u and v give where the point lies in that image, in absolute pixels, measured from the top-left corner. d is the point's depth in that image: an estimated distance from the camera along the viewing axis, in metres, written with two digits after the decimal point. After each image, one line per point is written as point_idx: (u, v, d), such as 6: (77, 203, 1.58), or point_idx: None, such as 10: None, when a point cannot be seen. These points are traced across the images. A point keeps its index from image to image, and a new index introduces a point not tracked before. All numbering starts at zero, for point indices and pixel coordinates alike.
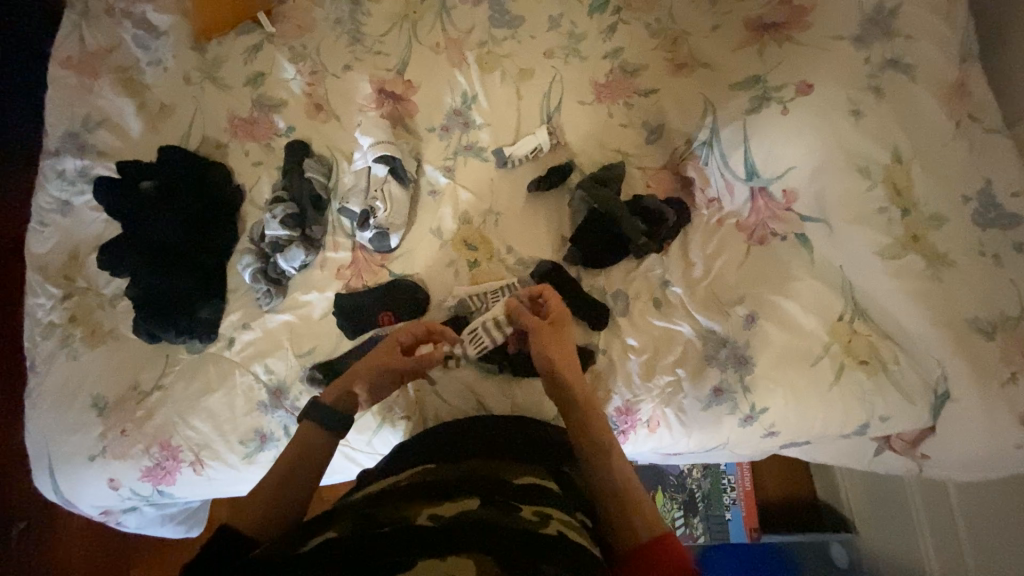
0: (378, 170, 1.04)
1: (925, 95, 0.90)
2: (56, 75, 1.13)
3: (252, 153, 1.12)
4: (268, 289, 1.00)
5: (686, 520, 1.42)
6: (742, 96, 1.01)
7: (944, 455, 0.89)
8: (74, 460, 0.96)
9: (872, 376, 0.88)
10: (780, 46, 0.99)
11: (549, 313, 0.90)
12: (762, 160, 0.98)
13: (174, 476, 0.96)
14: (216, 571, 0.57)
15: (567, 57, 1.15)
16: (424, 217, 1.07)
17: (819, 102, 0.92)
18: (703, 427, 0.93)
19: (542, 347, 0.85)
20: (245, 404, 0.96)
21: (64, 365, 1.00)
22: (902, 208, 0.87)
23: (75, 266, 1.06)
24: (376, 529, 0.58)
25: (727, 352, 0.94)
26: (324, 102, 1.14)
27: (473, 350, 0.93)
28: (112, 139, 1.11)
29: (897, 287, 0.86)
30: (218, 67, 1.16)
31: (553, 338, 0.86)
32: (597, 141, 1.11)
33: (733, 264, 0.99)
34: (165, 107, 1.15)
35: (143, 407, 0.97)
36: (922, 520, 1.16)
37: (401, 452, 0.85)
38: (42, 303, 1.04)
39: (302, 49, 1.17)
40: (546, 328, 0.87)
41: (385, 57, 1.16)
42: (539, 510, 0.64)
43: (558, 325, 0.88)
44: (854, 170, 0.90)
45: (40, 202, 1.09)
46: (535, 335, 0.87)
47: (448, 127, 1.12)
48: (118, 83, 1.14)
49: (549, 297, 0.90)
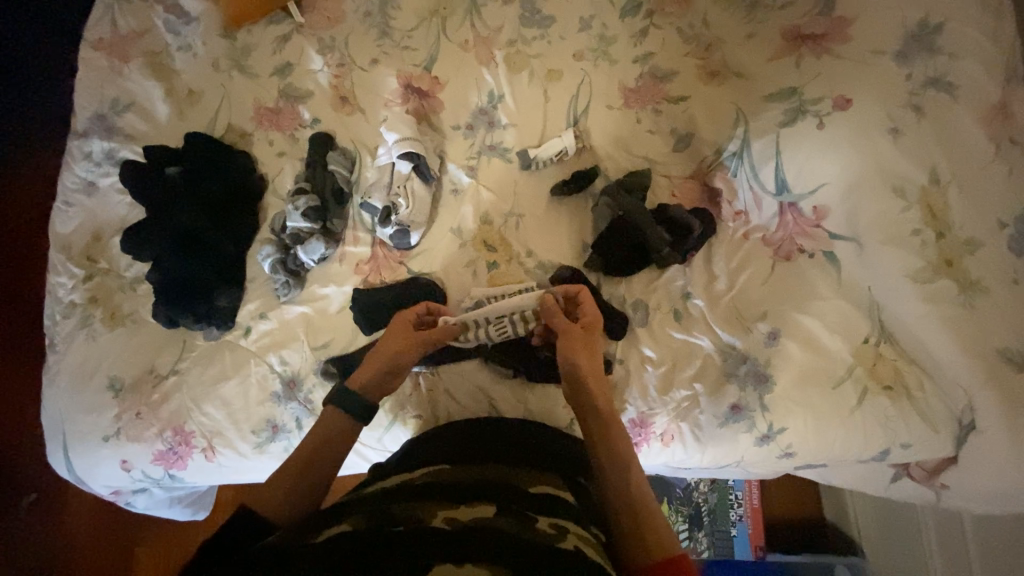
0: (402, 166, 1.03)
1: (968, 115, 0.86)
2: (87, 56, 1.14)
3: (276, 143, 1.12)
4: (286, 280, 1.00)
5: (690, 534, 1.40)
6: (777, 108, 0.99)
7: (965, 486, 0.87)
8: (89, 439, 0.97)
9: (896, 403, 0.86)
10: (818, 58, 0.97)
11: (582, 317, 0.90)
12: (794, 175, 0.97)
13: (186, 462, 0.96)
14: (230, 555, 0.57)
15: (596, 60, 1.13)
16: (445, 216, 1.06)
17: (856, 118, 0.90)
18: (718, 443, 0.91)
19: (570, 348, 0.86)
20: (259, 394, 0.96)
21: (83, 345, 1.01)
22: (938, 231, 0.85)
23: (98, 247, 1.07)
24: (391, 527, 0.57)
25: (747, 368, 0.92)
26: (349, 96, 1.14)
27: (495, 335, 0.93)
28: (140, 122, 1.12)
29: (929, 313, 0.84)
30: (246, 55, 1.17)
31: (581, 343, 0.87)
32: (623, 147, 1.09)
33: (757, 279, 0.98)
34: (193, 93, 1.16)
35: (159, 391, 0.97)
36: (935, 549, 1.14)
37: (413, 449, 0.85)
38: (64, 283, 1.05)
39: (331, 41, 1.16)
40: (576, 331, 0.87)
41: (413, 52, 1.15)
42: (555, 522, 0.63)
43: (589, 329, 0.89)
44: (890, 190, 0.88)
45: (65, 182, 1.10)
46: (564, 336, 0.87)
47: (473, 126, 1.11)
48: (147, 67, 1.14)
49: (586, 301, 0.91)
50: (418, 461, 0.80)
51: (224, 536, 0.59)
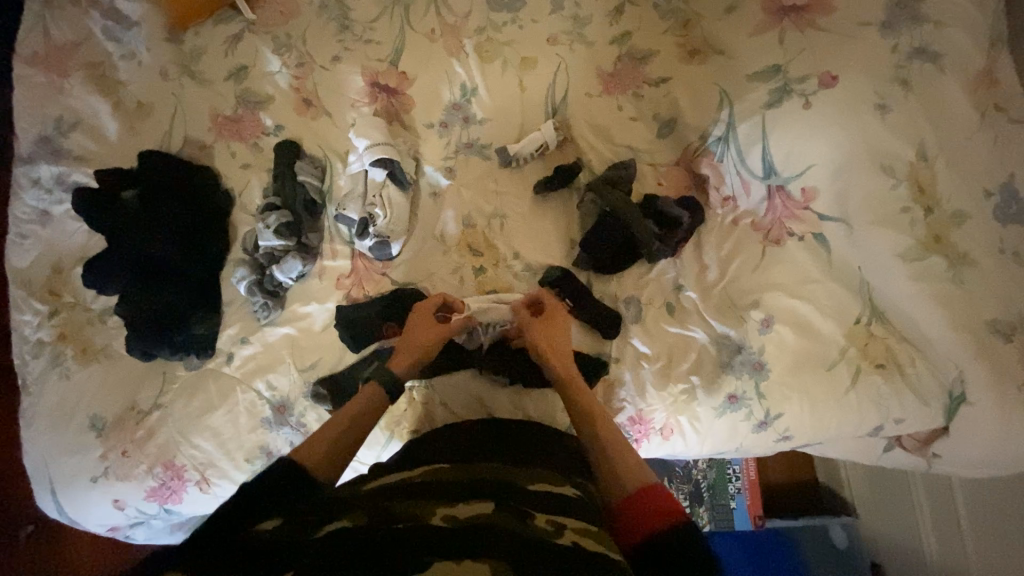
0: (376, 173, 0.98)
1: (953, 86, 0.84)
2: (22, 73, 1.04)
3: (239, 155, 1.06)
4: (265, 302, 0.96)
5: (692, 510, 1.43)
6: (761, 88, 0.95)
7: (956, 454, 0.89)
8: (76, 482, 0.94)
9: (888, 380, 0.87)
10: (801, 32, 0.93)
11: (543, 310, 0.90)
12: (782, 156, 0.94)
13: (180, 495, 0.94)
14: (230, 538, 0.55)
15: (571, 44, 1.07)
16: (425, 221, 1.02)
17: (842, 96, 0.88)
18: (717, 434, 0.92)
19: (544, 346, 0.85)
20: (249, 421, 0.93)
21: (57, 385, 0.96)
22: (925, 207, 0.84)
23: (60, 280, 1.01)
24: (391, 524, 0.56)
25: (742, 358, 0.91)
26: (313, 98, 1.07)
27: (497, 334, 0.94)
28: (88, 142, 1.04)
29: (919, 291, 0.84)
30: (197, 60, 1.08)
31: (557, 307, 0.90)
32: (606, 136, 1.05)
33: (748, 266, 0.96)
34: (142, 106, 1.07)
35: (143, 427, 0.94)
36: (924, 505, 1.19)
37: (409, 452, 0.82)
38: (29, 321, 0.99)
39: (287, 39, 1.08)
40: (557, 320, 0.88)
41: (376, 46, 1.08)
42: (553, 519, 0.62)
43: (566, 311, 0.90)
44: (878, 168, 0.86)
45: (15, 212, 1.02)
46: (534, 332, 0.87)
47: (447, 123, 1.05)
48: (89, 81, 1.06)
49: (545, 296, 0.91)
50: (417, 459, 0.78)
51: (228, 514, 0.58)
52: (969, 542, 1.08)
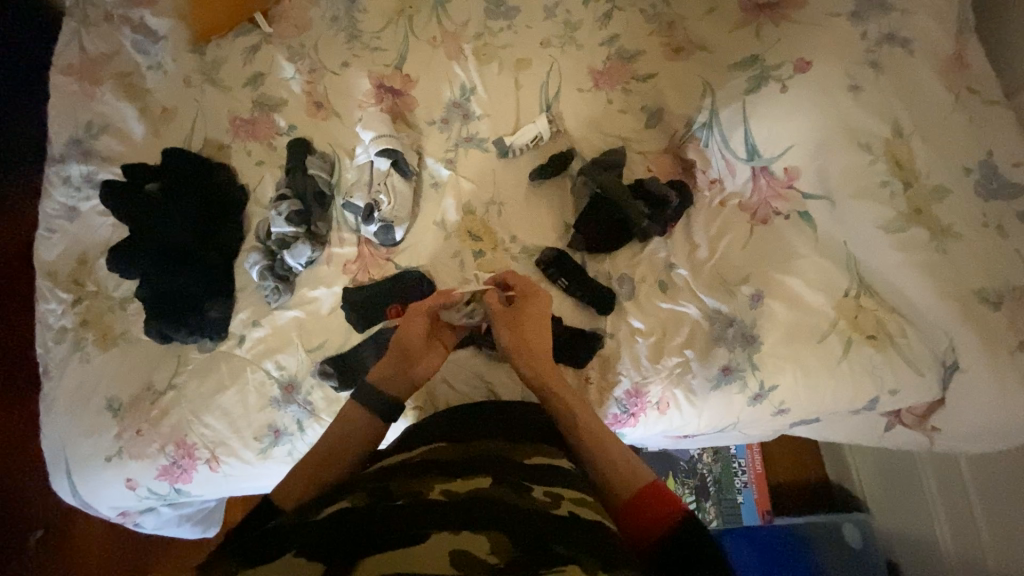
0: (381, 163, 1.05)
1: (922, 70, 0.90)
2: (58, 82, 1.14)
3: (254, 153, 1.13)
4: (276, 286, 1.01)
5: (699, 505, 1.41)
6: (742, 77, 1.02)
7: (955, 427, 0.89)
8: (91, 462, 0.97)
9: (881, 351, 0.88)
10: (777, 25, 1.00)
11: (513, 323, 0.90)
12: (763, 140, 0.99)
13: (190, 474, 0.96)
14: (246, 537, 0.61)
15: (563, 46, 1.15)
16: (427, 210, 1.07)
17: (817, 79, 0.93)
18: (714, 406, 0.92)
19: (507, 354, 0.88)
20: (258, 400, 0.97)
21: (76, 368, 1.01)
22: (905, 181, 0.88)
23: (84, 270, 1.07)
24: (390, 501, 0.60)
25: (734, 331, 0.94)
26: (324, 100, 1.15)
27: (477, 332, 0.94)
28: (116, 144, 1.12)
29: (906, 261, 0.86)
30: (217, 69, 1.17)
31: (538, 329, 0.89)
32: (597, 128, 1.11)
33: (737, 244, 1.00)
34: (167, 111, 1.16)
35: (157, 407, 0.97)
36: (935, 495, 1.18)
37: (411, 434, 0.84)
38: (53, 309, 1.05)
39: (300, 48, 1.17)
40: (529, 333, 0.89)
41: (382, 52, 1.17)
42: (551, 491, 0.65)
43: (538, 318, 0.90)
44: (855, 144, 0.90)
45: (46, 209, 1.10)
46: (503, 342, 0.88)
47: (448, 120, 1.12)
48: (119, 88, 1.15)
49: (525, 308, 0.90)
50: (418, 441, 0.81)
51: (242, 527, 0.64)
52: (983, 527, 1.05)
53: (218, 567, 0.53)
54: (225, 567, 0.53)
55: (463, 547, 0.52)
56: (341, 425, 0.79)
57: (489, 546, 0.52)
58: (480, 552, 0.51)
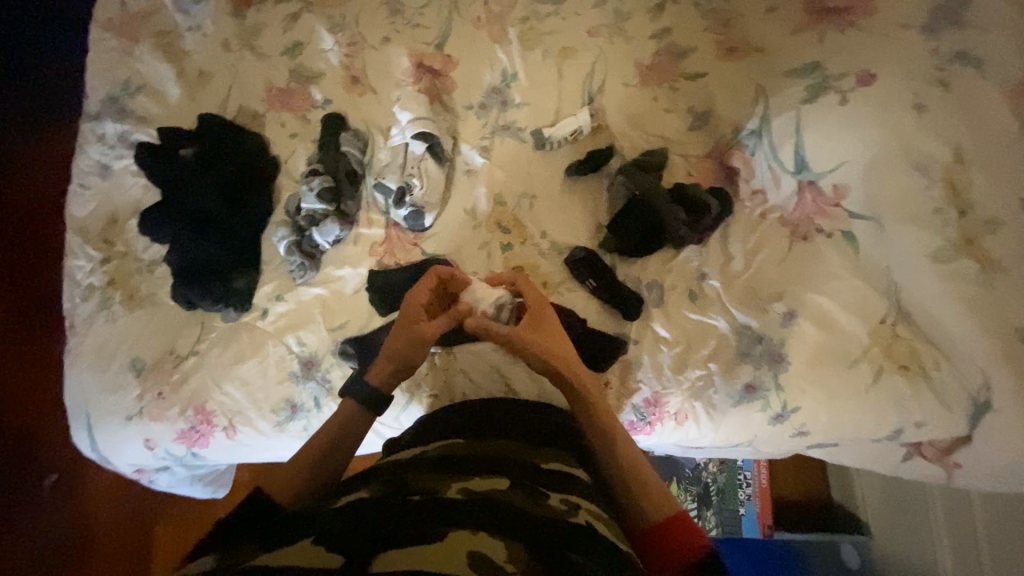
0: (416, 146, 1.03)
1: (994, 87, 0.80)
2: (97, 37, 1.13)
3: (288, 125, 1.12)
4: (302, 262, 1.01)
5: (699, 512, 1.43)
6: (799, 85, 0.98)
7: (978, 464, 0.86)
8: (112, 418, 0.99)
9: (911, 382, 0.85)
10: (841, 32, 0.95)
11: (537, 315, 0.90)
12: (814, 152, 0.95)
13: (207, 440, 0.98)
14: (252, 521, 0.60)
15: (611, 37, 1.11)
16: (458, 197, 1.06)
17: (880, 94, 0.88)
18: (732, 423, 0.91)
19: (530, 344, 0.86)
20: (278, 373, 0.98)
21: (103, 326, 1.02)
22: (959, 210, 0.81)
23: (114, 229, 1.07)
24: (407, 495, 0.60)
25: (762, 349, 0.92)
26: (361, 76, 1.12)
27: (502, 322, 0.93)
28: (152, 104, 1.12)
29: (949, 292, 0.81)
30: (257, 34, 1.15)
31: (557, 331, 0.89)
32: (639, 125, 1.08)
33: (773, 260, 0.97)
34: (204, 74, 1.15)
35: (179, 371, 0.99)
36: (941, 527, 1.16)
37: (428, 424, 0.85)
38: (82, 266, 1.06)
39: (341, 19, 1.14)
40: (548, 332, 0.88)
41: (424, 30, 1.13)
42: (567, 499, 0.65)
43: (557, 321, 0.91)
44: (911, 167, 0.85)
45: (79, 164, 1.10)
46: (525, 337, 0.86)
47: (486, 105, 1.10)
48: (157, 47, 1.13)
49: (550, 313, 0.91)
50: (435, 434, 0.82)
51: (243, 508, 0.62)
52: (987, 565, 1.05)
53: (238, 552, 0.53)
54: (245, 550, 0.53)
55: (478, 548, 0.52)
56: (361, 406, 0.80)
57: (504, 553, 0.52)
58: (498, 558, 0.51)
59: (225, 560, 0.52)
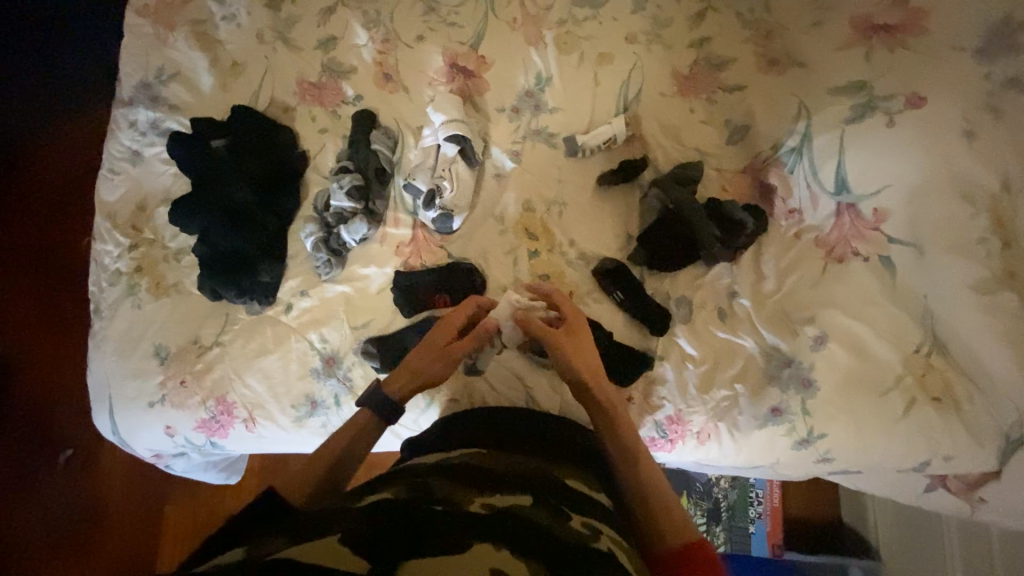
0: (448, 149, 1.02)
1: None
2: (133, 23, 1.13)
3: (318, 119, 1.11)
4: (328, 259, 1.01)
5: (709, 528, 1.40)
6: (845, 103, 0.95)
7: (1006, 501, 0.84)
8: (134, 404, 1.00)
9: (943, 416, 0.83)
10: (891, 51, 0.93)
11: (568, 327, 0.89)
12: (856, 174, 0.93)
13: (227, 431, 0.99)
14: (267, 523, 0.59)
15: (649, 43, 1.09)
16: (487, 201, 1.05)
17: (930, 118, 0.85)
18: (755, 445, 0.90)
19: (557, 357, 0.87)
20: (299, 369, 0.98)
21: (128, 312, 1.03)
22: (1004, 241, 0.78)
23: (143, 216, 1.08)
24: (431, 502, 0.59)
25: (790, 372, 0.90)
26: (393, 72, 1.11)
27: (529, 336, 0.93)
28: (184, 93, 1.12)
29: (989, 326, 0.78)
30: (291, 26, 1.15)
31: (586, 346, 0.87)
32: (674, 136, 1.06)
33: (806, 282, 0.95)
34: (236, 64, 1.14)
35: (202, 361, 0.99)
36: (955, 560, 1.13)
37: (448, 429, 0.85)
38: (110, 251, 1.06)
39: (375, 15, 1.13)
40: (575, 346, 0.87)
41: (459, 29, 1.12)
42: (589, 523, 0.64)
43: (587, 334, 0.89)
44: (957, 194, 0.82)
45: (111, 150, 1.11)
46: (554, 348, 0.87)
47: (519, 109, 1.08)
48: (192, 36, 1.13)
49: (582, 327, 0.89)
50: (454, 440, 0.81)
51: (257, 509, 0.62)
52: None
53: (263, 543, 0.53)
54: (270, 541, 0.53)
55: (502, 567, 0.51)
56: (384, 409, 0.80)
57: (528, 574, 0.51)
58: None
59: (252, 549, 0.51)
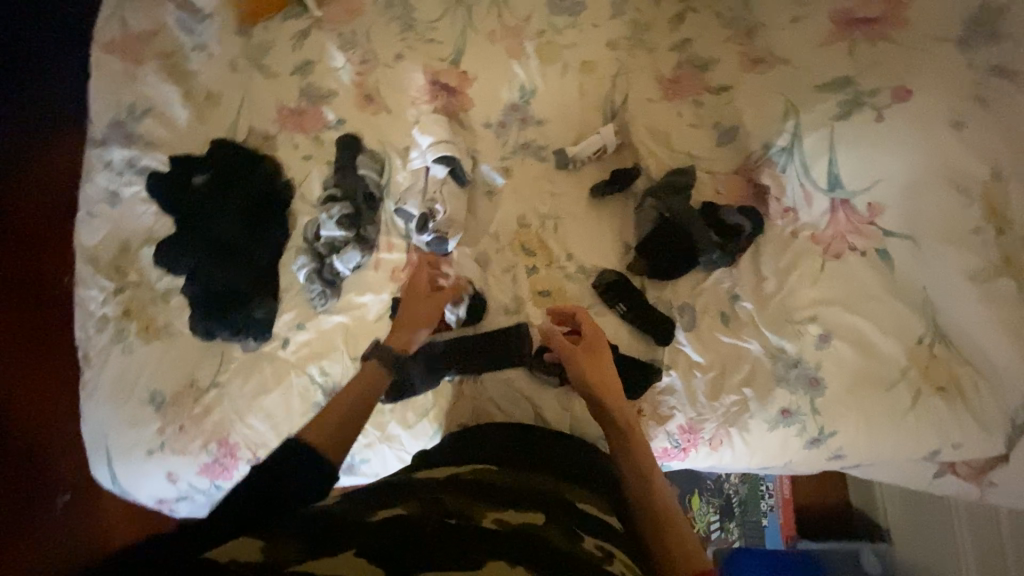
0: (437, 170, 1.00)
1: None
2: (100, 59, 1.09)
3: (301, 146, 1.08)
4: (323, 290, 0.98)
5: (722, 524, 1.40)
6: (831, 100, 0.94)
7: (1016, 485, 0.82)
8: (132, 453, 0.97)
9: (949, 405, 0.84)
10: (873, 44, 0.93)
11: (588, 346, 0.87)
12: (848, 170, 0.92)
13: (231, 473, 0.96)
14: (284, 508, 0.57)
15: (631, 49, 1.09)
16: (481, 219, 1.03)
17: (918, 110, 0.86)
18: (768, 447, 0.90)
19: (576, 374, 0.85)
20: (302, 404, 0.95)
21: (119, 358, 1.00)
22: (998, 228, 0.78)
23: (127, 258, 1.04)
24: (445, 516, 0.57)
25: (797, 372, 0.90)
26: (374, 94, 1.09)
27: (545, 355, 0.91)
28: (159, 128, 1.08)
29: (990, 316, 0.79)
30: (264, 53, 1.12)
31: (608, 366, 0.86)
32: (664, 141, 1.06)
33: (807, 280, 0.95)
34: (211, 95, 1.11)
35: (200, 404, 0.96)
36: (967, 540, 1.13)
37: (456, 445, 0.83)
38: (95, 296, 1.03)
39: (351, 36, 1.11)
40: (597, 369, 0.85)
41: (438, 45, 1.10)
42: (602, 545, 0.61)
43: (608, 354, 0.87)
44: (950, 185, 0.82)
45: (86, 191, 1.06)
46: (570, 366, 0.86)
47: (505, 123, 1.07)
48: (163, 69, 1.10)
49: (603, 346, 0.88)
50: (462, 457, 0.79)
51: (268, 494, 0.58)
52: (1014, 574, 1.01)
53: (277, 543, 0.49)
54: (285, 542, 0.49)
55: None
56: None
57: None
58: None
59: (271, 548, 0.48)
